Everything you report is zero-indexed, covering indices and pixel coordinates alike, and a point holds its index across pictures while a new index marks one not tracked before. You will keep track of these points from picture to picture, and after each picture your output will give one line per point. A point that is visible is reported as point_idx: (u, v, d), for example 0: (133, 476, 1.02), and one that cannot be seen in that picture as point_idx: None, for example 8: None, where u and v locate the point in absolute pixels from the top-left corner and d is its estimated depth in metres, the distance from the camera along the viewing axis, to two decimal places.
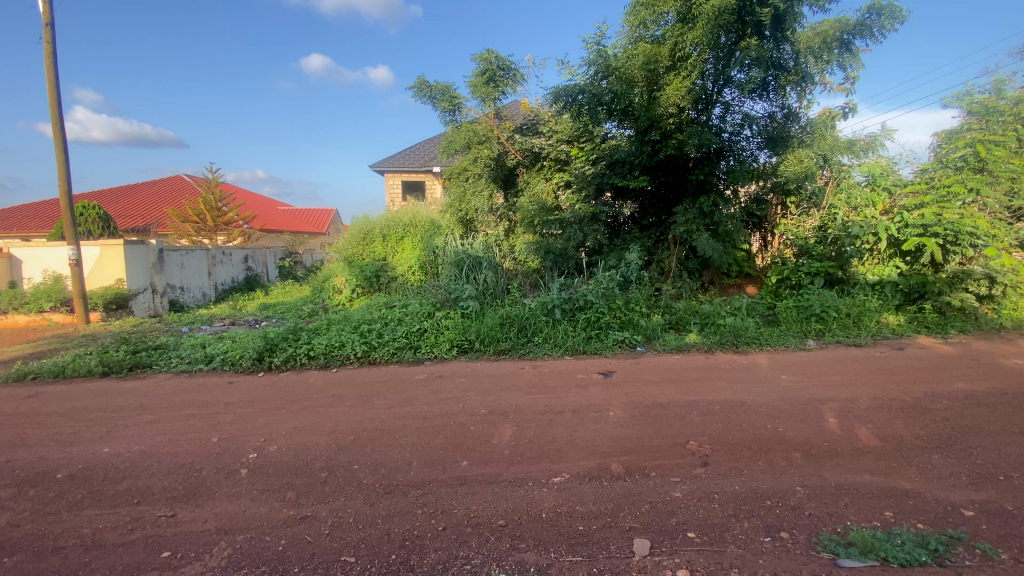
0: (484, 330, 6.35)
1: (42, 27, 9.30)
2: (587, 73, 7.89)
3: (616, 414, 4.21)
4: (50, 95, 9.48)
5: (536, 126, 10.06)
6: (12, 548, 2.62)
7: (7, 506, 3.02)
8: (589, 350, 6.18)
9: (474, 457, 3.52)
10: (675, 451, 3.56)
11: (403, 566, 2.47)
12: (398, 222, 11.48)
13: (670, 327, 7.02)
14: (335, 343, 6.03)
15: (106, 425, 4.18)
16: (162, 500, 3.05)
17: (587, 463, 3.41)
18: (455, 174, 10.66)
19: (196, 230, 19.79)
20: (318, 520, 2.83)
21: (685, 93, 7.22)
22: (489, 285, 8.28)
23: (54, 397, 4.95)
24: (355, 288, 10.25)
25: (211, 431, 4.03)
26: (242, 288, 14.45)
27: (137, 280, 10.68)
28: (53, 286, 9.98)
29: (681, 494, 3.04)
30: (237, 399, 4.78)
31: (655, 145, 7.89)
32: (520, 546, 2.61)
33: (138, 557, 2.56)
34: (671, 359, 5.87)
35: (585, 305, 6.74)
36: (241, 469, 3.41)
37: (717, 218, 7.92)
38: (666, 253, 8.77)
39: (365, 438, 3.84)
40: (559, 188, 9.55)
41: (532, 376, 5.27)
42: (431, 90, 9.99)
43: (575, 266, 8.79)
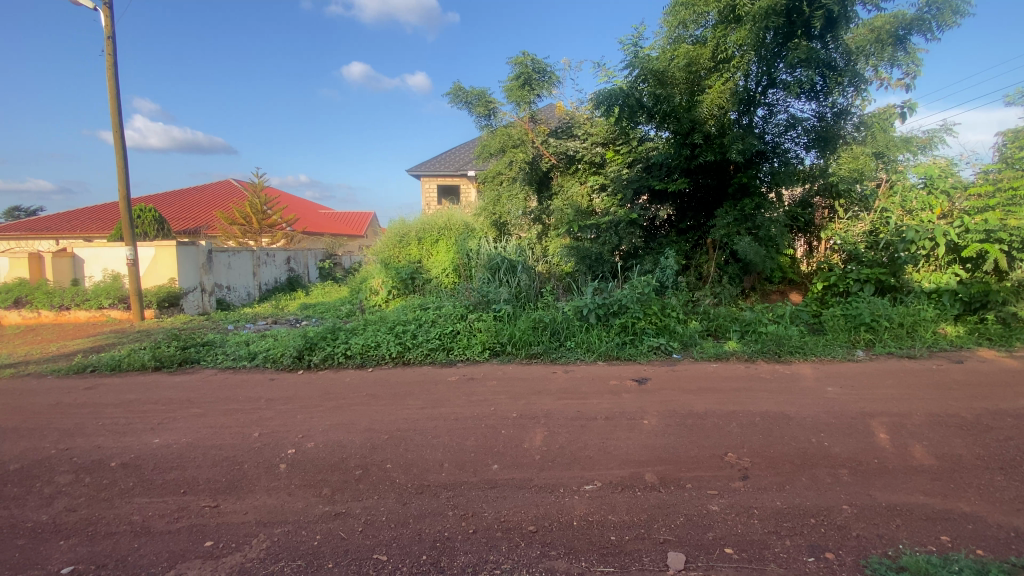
0: (516, 334, 6.34)
1: (105, 41, 9.94)
2: (628, 75, 7.73)
3: (650, 422, 4.11)
4: (111, 104, 10.10)
5: (571, 129, 9.92)
6: (69, 532, 2.79)
7: (65, 491, 3.21)
8: (623, 355, 6.08)
9: (506, 461, 3.52)
10: (712, 463, 3.45)
11: (433, 567, 2.49)
12: (433, 225, 11.64)
13: (707, 334, 6.85)
14: (371, 344, 6.16)
15: (156, 417, 4.40)
16: (206, 491, 3.18)
17: (620, 472, 3.35)
18: (489, 178, 10.69)
19: (243, 231, 20.68)
20: (352, 517, 2.89)
21: (728, 95, 7.06)
22: (523, 288, 8.26)
23: (111, 389, 5.24)
24: (391, 289, 10.44)
25: (253, 426, 4.17)
26: (284, 288, 14.98)
27: (187, 279, 11.24)
28: (112, 284, 10.60)
29: (718, 508, 2.94)
30: (277, 396, 4.94)
31: (695, 149, 7.76)
32: (551, 553, 2.58)
33: (183, 545, 2.67)
34: (709, 367, 5.69)
35: (620, 310, 6.63)
36: (280, 464, 3.51)
37: (759, 221, 7.64)
38: (704, 257, 8.65)
39: (398, 438, 3.90)
40: (594, 190, 9.45)
41: (564, 381, 5.22)
42: (467, 95, 10.06)
43: (610, 270, 8.71)
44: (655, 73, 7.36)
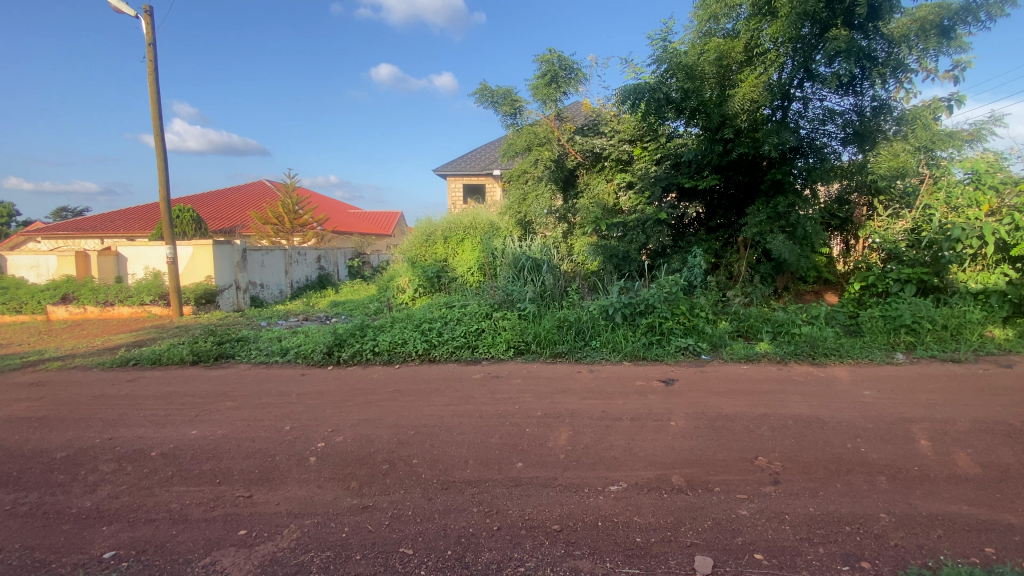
0: (542, 333, 6.33)
1: (146, 47, 10.36)
2: (656, 71, 7.61)
3: (677, 424, 4.05)
4: (152, 108, 10.53)
5: (598, 126, 9.82)
6: (112, 517, 2.93)
7: (109, 479, 3.37)
8: (649, 356, 6.00)
9: (530, 459, 3.52)
10: (741, 466, 3.37)
11: (458, 562, 2.51)
12: (459, 224, 11.73)
13: (738, 335, 6.69)
14: (398, 341, 6.26)
15: (194, 410, 4.57)
16: (240, 481, 3.29)
17: (646, 473, 3.30)
18: (514, 178, 10.68)
19: (275, 231, 21.28)
20: (378, 511, 2.94)
21: (762, 89, 6.88)
22: (548, 287, 8.23)
23: (152, 382, 5.48)
24: (418, 288, 10.58)
25: (285, 420, 4.29)
26: (315, 286, 15.35)
27: (223, 277, 11.63)
28: (153, 282, 11.06)
29: (747, 513, 2.87)
30: (308, 391, 5.07)
31: (727, 144, 7.57)
32: (575, 553, 2.57)
33: (219, 533, 2.76)
34: (739, 368, 5.56)
35: (647, 310, 6.54)
36: (310, 457, 3.60)
37: (792, 219, 7.45)
38: (735, 256, 8.46)
39: (424, 434, 3.94)
40: (621, 188, 9.27)
41: (589, 381, 5.18)
42: (493, 95, 10.07)
43: (638, 269, 8.61)
44: (683, 68, 7.23)
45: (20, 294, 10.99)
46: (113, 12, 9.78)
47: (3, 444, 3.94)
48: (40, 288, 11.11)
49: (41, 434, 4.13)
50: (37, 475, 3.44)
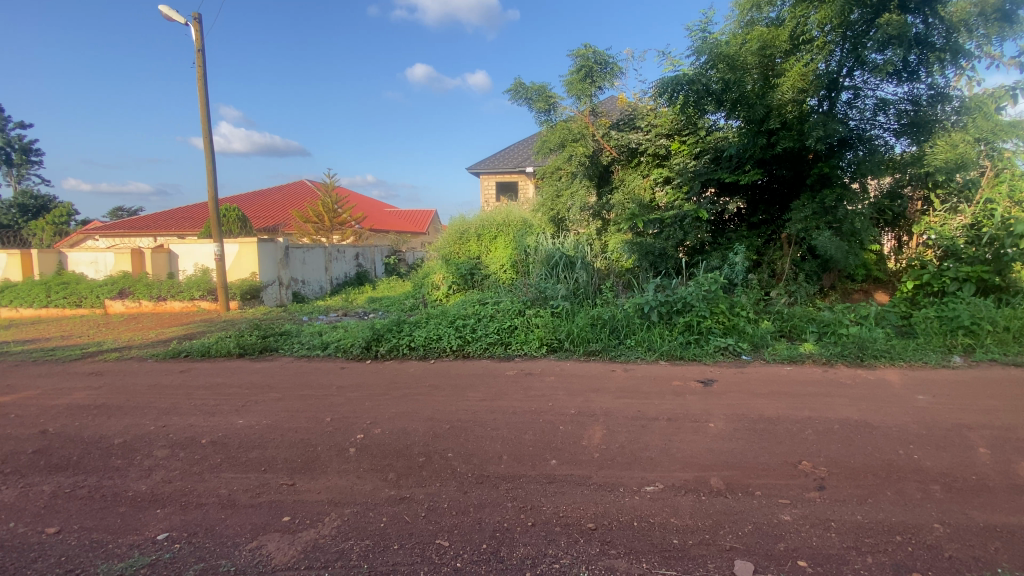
0: (575, 331, 6.29)
1: (195, 53, 10.84)
2: (695, 62, 7.45)
3: (716, 425, 3.95)
4: (201, 112, 11.01)
5: (633, 121, 9.68)
6: (166, 501, 3.10)
7: (163, 464, 3.56)
8: (687, 355, 5.87)
9: (564, 457, 3.50)
10: (784, 470, 3.26)
11: (493, 556, 2.52)
12: (492, 222, 11.79)
13: (780, 335, 6.47)
14: (433, 336, 6.36)
15: (241, 400, 4.78)
16: (283, 469, 3.42)
17: (683, 475, 3.24)
18: (548, 174, 10.61)
19: (316, 229, 21.95)
20: (415, 502, 2.99)
21: (810, 79, 6.58)
22: (581, 285, 8.14)
23: (202, 373, 5.76)
24: (452, 284, 10.71)
25: (325, 411, 4.42)
26: (353, 282, 15.75)
27: (267, 274, 12.09)
28: (202, 278, 11.60)
29: (790, 518, 2.77)
30: (347, 384, 5.21)
31: (772, 137, 7.29)
32: (610, 552, 2.54)
33: (264, 519, 2.87)
34: (782, 370, 5.38)
35: (684, 308, 6.40)
36: (349, 448, 3.70)
37: (840, 214, 7.08)
38: (778, 253, 8.18)
39: (459, 428, 3.99)
40: (657, 184, 9.03)
41: (624, 380, 5.13)
42: (528, 91, 10.08)
43: (675, 266, 8.42)
44: (725, 59, 7.01)
45: (81, 289, 11.73)
46: (164, 20, 10.28)
47: (67, 429, 4.22)
48: (99, 284, 11.82)
49: (101, 420, 4.40)
50: (97, 460, 3.67)
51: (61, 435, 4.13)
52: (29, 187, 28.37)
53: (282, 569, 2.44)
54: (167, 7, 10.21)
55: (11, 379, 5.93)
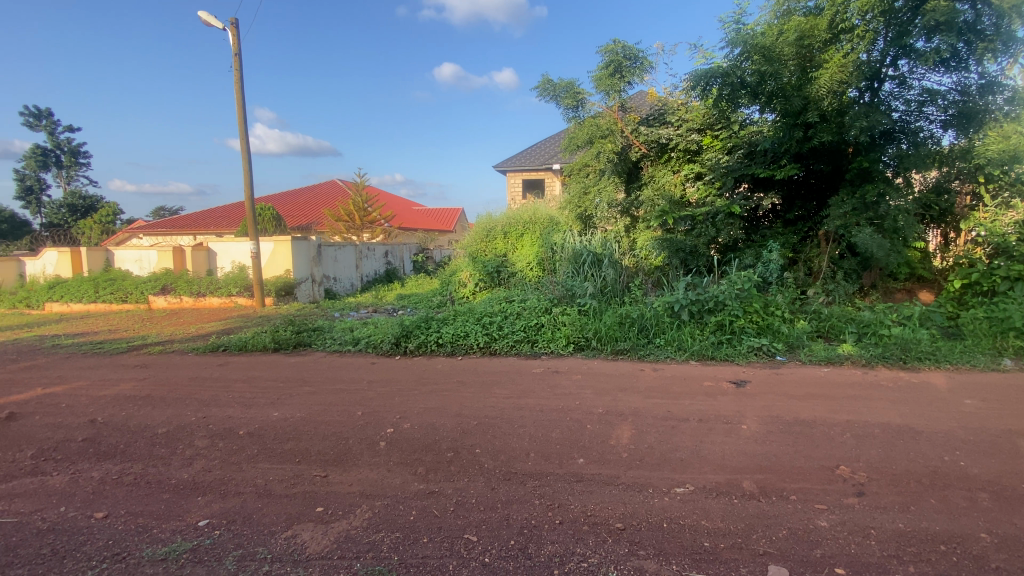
0: (603, 329, 6.23)
1: (233, 57, 11.20)
2: (730, 54, 7.24)
3: (749, 427, 3.85)
4: (238, 114, 11.38)
5: (664, 116, 9.48)
6: (206, 489, 3.22)
7: (204, 454, 3.71)
8: (718, 356, 5.74)
9: (592, 456, 3.48)
10: (821, 475, 3.16)
11: (521, 553, 2.53)
12: (519, 220, 11.82)
13: (817, 336, 6.26)
14: (461, 333, 6.42)
15: (276, 393, 4.93)
16: (316, 461, 3.51)
17: (715, 477, 3.17)
18: (575, 171, 10.54)
19: (347, 228, 22.43)
20: (444, 497, 3.03)
21: (851, 69, 6.35)
22: (609, 283, 8.03)
23: (240, 366, 5.96)
24: (479, 282, 10.78)
25: (357, 405, 4.51)
26: (383, 279, 16.01)
27: (300, 271, 12.42)
28: (239, 275, 11.99)
29: (827, 524, 2.69)
30: (377, 379, 5.31)
31: (809, 130, 7.03)
32: (639, 553, 2.51)
33: (298, 509, 2.96)
34: (819, 371, 5.21)
35: (716, 307, 6.26)
36: (380, 442, 3.77)
37: (882, 210, 6.82)
38: (815, 251, 7.94)
39: (486, 424, 4.01)
40: (689, 179, 8.95)
41: (653, 380, 5.06)
42: (555, 88, 10.03)
43: (706, 264, 8.31)
44: (760, 50, 6.78)
45: (126, 286, 12.29)
46: (204, 25, 10.65)
47: (114, 419, 4.43)
48: (142, 280, 12.36)
49: (146, 410, 4.60)
50: (142, 448, 3.85)
51: (109, 424, 4.35)
52: (79, 188, 29.86)
53: (315, 558, 2.51)
54: (207, 12, 10.57)
55: (64, 369, 6.28)
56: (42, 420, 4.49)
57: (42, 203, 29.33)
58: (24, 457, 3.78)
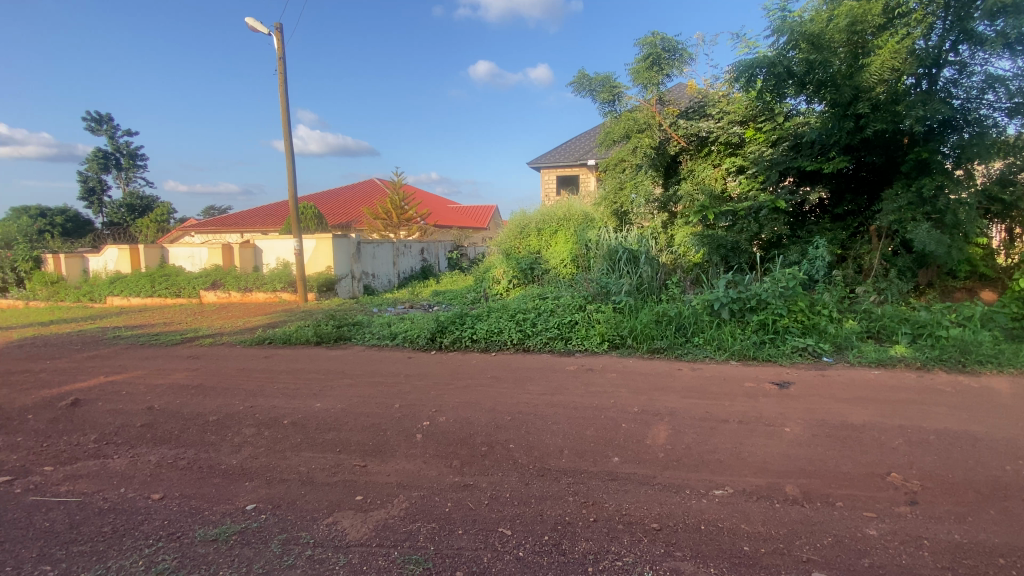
0: (639, 327, 6.14)
1: (277, 60, 11.60)
2: (775, 43, 6.97)
3: (792, 430, 3.72)
4: (283, 115, 11.79)
5: (704, 108, 9.23)
6: (253, 474, 3.38)
7: (251, 441, 3.88)
8: (761, 356, 5.55)
9: (627, 455, 3.45)
10: (869, 481, 3.02)
11: (555, 548, 2.54)
12: (554, 217, 11.79)
13: (867, 336, 5.97)
14: (494, 329, 6.46)
15: (318, 385, 5.11)
16: (356, 451, 3.62)
17: (755, 481, 3.08)
18: (611, 166, 10.34)
19: (384, 226, 22.93)
20: (478, 490, 3.07)
21: (905, 55, 6.05)
22: (645, 280, 7.87)
23: (284, 359, 6.21)
24: (512, 279, 10.79)
25: (394, 398, 4.62)
26: (419, 276, 16.29)
27: (341, 268, 12.80)
28: (283, 271, 12.46)
29: (875, 533, 2.57)
30: (414, 373, 5.41)
31: (860, 120, 6.66)
32: (676, 553, 2.47)
33: (339, 497, 3.06)
34: (868, 374, 4.97)
35: (758, 306, 6.07)
36: (416, 434, 3.85)
37: (940, 204, 6.44)
38: (866, 247, 7.49)
39: (520, 420, 4.03)
40: (730, 173, 8.67)
41: (690, 379, 4.96)
42: (591, 83, 9.94)
43: (748, 261, 8.02)
44: (809, 38, 6.55)
45: (180, 281, 12.98)
46: (250, 31, 11.06)
47: (170, 407, 4.69)
48: (195, 276, 13.03)
49: (198, 399, 4.86)
50: (195, 435, 4.06)
51: (164, 411, 4.61)
52: (136, 188, 31.63)
53: (355, 545, 2.59)
54: (253, 19, 10.98)
55: (124, 359, 6.69)
56: (105, 406, 4.81)
57: (103, 203, 31.21)
58: (90, 440, 4.06)
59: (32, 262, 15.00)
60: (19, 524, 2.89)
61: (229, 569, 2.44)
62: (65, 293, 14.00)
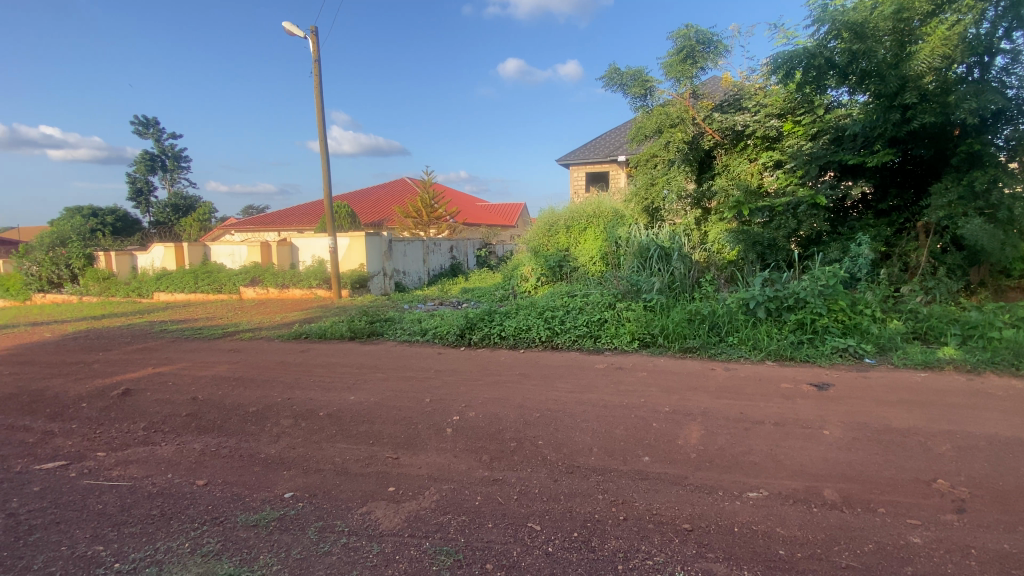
0: (670, 326, 6.04)
1: (313, 62, 11.91)
2: (815, 33, 6.75)
3: (831, 433, 3.60)
4: (317, 117, 12.09)
5: (740, 101, 9.00)
6: (291, 464, 3.50)
7: (289, 432, 4.02)
8: (799, 357, 5.39)
9: (658, 455, 3.41)
10: (914, 488, 2.90)
11: (584, 545, 2.54)
12: (582, 214, 11.70)
13: (913, 337, 5.72)
14: (523, 327, 6.48)
15: (351, 378, 5.24)
16: (388, 444, 3.70)
17: (792, 484, 3.00)
18: (642, 162, 10.13)
19: (415, 224, 23.28)
20: (507, 485, 3.10)
21: (955, 43, 5.75)
22: (677, 278, 7.73)
23: (319, 353, 6.40)
24: (540, 277, 10.79)
25: (425, 393, 4.70)
26: (448, 273, 16.48)
27: (373, 265, 13.07)
28: (319, 268, 12.80)
29: (920, 541, 2.46)
30: (444, 368, 5.49)
31: (907, 111, 6.42)
32: (708, 555, 2.44)
33: (372, 487, 3.14)
34: (913, 376, 4.75)
35: (796, 305, 5.90)
36: (446, 429, 3.90)
37: (994, 198, 6.07)
38: (912, 244, 7.12)
39: (548, 417, 4.04)
40: (767, 168, 8.47)
41: (723, 379, 4.86)
42: (622, 77, 9.84)
43: (786, 259, 7.78)
44: (851, 27, 6.30)
45: (222, 278, 13.52)
46: (287, 35, 11.40)
47: (213, 397, 4.91)
48: (235, 273, 13.54)
49: (238, 390, 5.06)
50: (236, 425, 4.23)
51: (208, 401, 4.82)
52: (180, 188, 33.07)
53: (388, 534, 2.66)
54: (290, 23, 11.31)
55: (170, 351, 7.02)
56: (154, 396, 5.06)
57: (151, 203, 32.74)
58: (139, 428, 4.28)
59: (86, 259, 15.87)
60: (76, 506, 3.08)
61: (268, 554, 2.53)
62: (115, 289, 14.76)
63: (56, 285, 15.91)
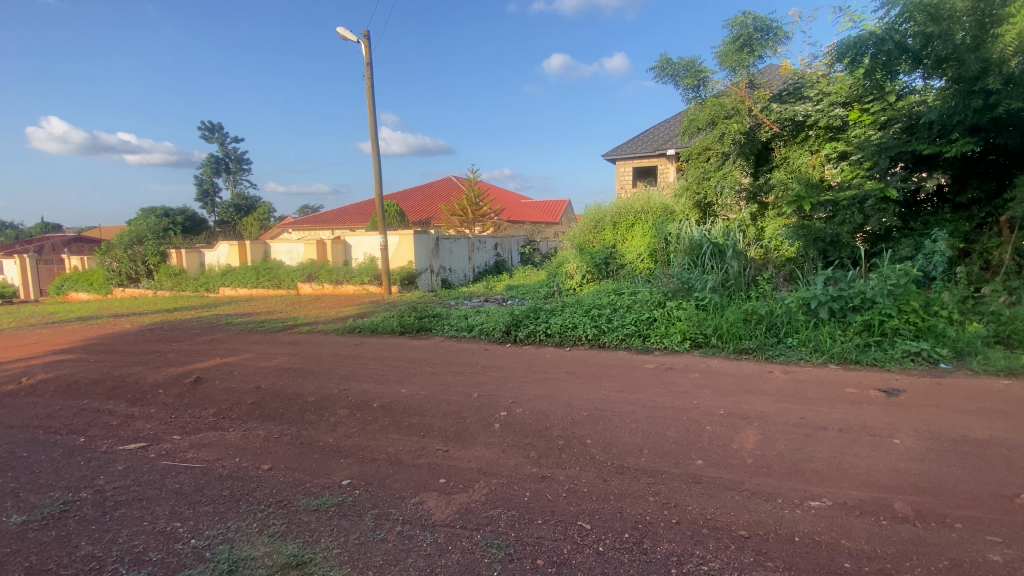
0: (724, 326, 5.84)
1: (365, 66, 12.29)
2: (885, 15, 6.31)
3: (903, 442, 3.37)
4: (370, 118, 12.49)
5: (801, 90, 8.59)
6: (347, 453, 3.65)
7: (345, 422, 4.19)
8: (865, 360, 5.06)
9: (712, 458, 3.31)
10: (997, 503, 2.67)
11: (636, 547, 2.50)
12: (630, 209, 11.47)
13: (995, 341, 5.27)
14: (569, 325, 6.46)
15: (402, 372, 5.39)
16: (438, 437, 3.79)
17: (858, 494, 2.84)
18: (693, 156, 9.81)
19: (461, 221, 23.64)
20: (556, 482, 3.10)
21: None
22: (732, 276, 7.47)
23: (372, 346, 6.63)
24: (586, 274, 10.69)
25: (473, 388, 4.77)
26: (493, 270, 16.62)
27: (421, 262, 13.39)
28: (370, 265, 13.24)
29: (1002, 559, 2.27)
30: (491, 364, 5.56)
31: (991, 97, 5.86)
32: (766, 564, 2.34)
33: (424, 479, 3.23)
34: (996, 383, 4.37)
35: (863, 305, 5.56)
36: (494, 424, 3.95)
37: None
38: (995, 240, 6.51)
39: (597, 416, 4.01)
40: (830, 160, 8.06)
41: (782, 382, 4.64)
42: (674, 68, 9.58)
43: (851, 256, 7.32)
44: (925, 8, 5.84)
45: (281, 274, 14.25)
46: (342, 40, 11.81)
47: (275, 387, 5.19)
48: (292, 269, 14.22)
49: (298, 381, 5.32)
50: (296, 414, 4.46)
51: (270, 390, 5.10)
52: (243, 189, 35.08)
53: (440, 525, 2.72)
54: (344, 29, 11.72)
55: (235, 343, 7.46)
56: (222, 385, 5.41)
57: (216, 203, 34.92)
58: (209, 415, 4.59)
59: (159, 256, 17.10)
60: (155, 485, 3.34)
61: (328, 538, 2.65)
62: (185, 284, 15.83)
63: (134, 280, 17.25)
